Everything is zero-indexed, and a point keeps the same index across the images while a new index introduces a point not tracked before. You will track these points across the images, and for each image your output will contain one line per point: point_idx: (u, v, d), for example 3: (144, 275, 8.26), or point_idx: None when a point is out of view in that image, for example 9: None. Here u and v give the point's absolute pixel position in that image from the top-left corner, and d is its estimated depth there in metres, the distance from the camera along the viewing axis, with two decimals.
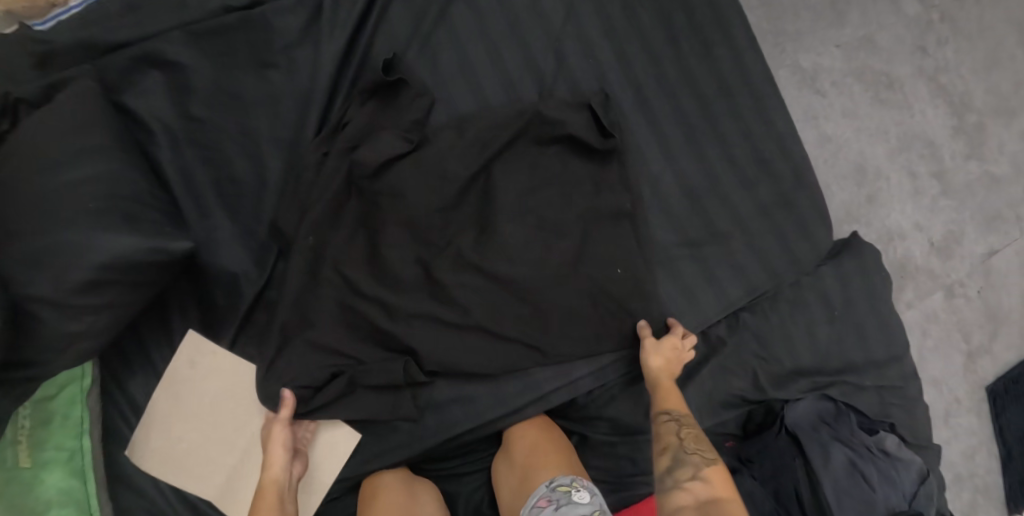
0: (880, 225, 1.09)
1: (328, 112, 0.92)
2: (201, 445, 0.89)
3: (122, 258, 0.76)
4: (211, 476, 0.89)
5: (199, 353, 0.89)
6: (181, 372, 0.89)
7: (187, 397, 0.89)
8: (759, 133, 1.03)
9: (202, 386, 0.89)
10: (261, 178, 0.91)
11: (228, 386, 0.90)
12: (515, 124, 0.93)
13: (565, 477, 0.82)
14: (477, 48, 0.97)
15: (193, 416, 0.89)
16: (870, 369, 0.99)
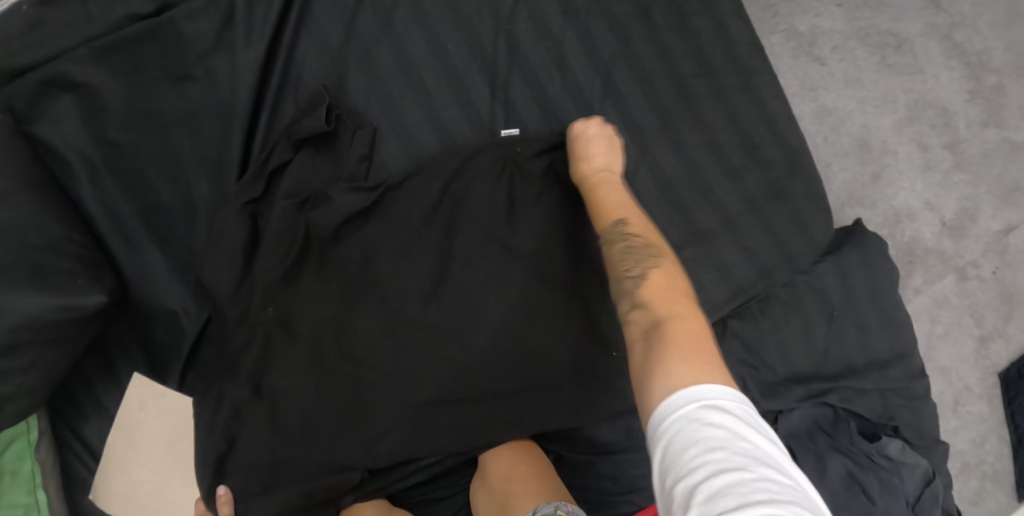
0: (886, 206, 1.00)
1: (255, 144, 0.85)
2: (162, 487, 0.83)
3: (37, 318, 0.70)
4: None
5: (149, 395, 0.83)
6: (131, 416, 0.83)
7: (143, 442, 0.83)
8: (747, 113, 0.92)
9: (159, 427, 0.83)
10: (189, 204, 0.83)
11: (181, 426, 0.84)
12: (465, 158, 0.86)
13: (549, 505, 0.74)
14: (417, 42, 0.89)
15: (151, 459, 0.83)
16: (872, 371, 0.91)
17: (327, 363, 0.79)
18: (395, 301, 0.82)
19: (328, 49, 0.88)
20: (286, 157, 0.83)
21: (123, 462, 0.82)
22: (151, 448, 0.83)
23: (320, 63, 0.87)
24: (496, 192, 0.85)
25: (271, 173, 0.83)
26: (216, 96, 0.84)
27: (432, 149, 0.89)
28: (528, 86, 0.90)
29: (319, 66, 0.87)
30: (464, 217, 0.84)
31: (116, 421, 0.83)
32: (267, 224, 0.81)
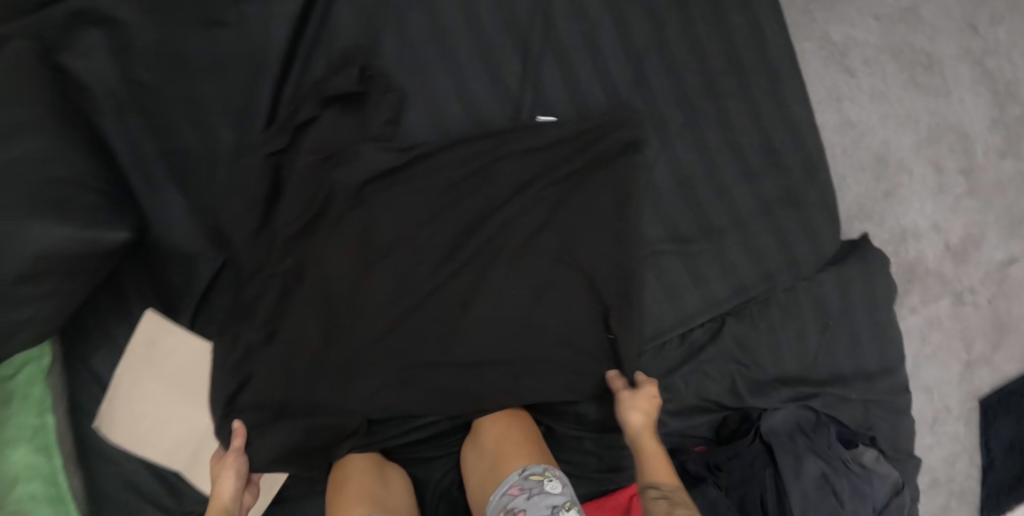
0: (895, 223, 1.02)
1: (281, 99, 0.85)
2: (166, 422, 0.86)
3: (62, 248, 0.71)
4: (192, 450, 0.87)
5: (159, 332, 0.86)
6: (142, 351, 0.86)
7: (154, 372, 0.86)
8: (771, 117, 0.93)
9: (170, 359, 0.86)
10: (211, 148, 0.84)
11: (190, 364, 0.87)
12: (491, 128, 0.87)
13: (538, 466, 0.79)
14: (454, 10, 0.89)
15: (159, 393, 0.86)
16: (859, 381, 0.95)
17: (340, 319, 0.81)
18: (414, 264, 0.83)
19: (361, 7, 0.87)
20: (313, 113, 0.83)
21: (134, 391, 0.85)
22: (162, 378, 0.86)
23: (353, 20, 0.87)
24: (516, 170, 0.86)
25: (297, 127, 0.83)
26: (250, 44, 0.84)
27: (459, 121, 0.89)
28: (558, 67, 0.91)
29: (351, 23, 0.87)
30: (483, 192, 0.85)
31: (126, 353, 0.85)
32: (289, 179, 0.82)
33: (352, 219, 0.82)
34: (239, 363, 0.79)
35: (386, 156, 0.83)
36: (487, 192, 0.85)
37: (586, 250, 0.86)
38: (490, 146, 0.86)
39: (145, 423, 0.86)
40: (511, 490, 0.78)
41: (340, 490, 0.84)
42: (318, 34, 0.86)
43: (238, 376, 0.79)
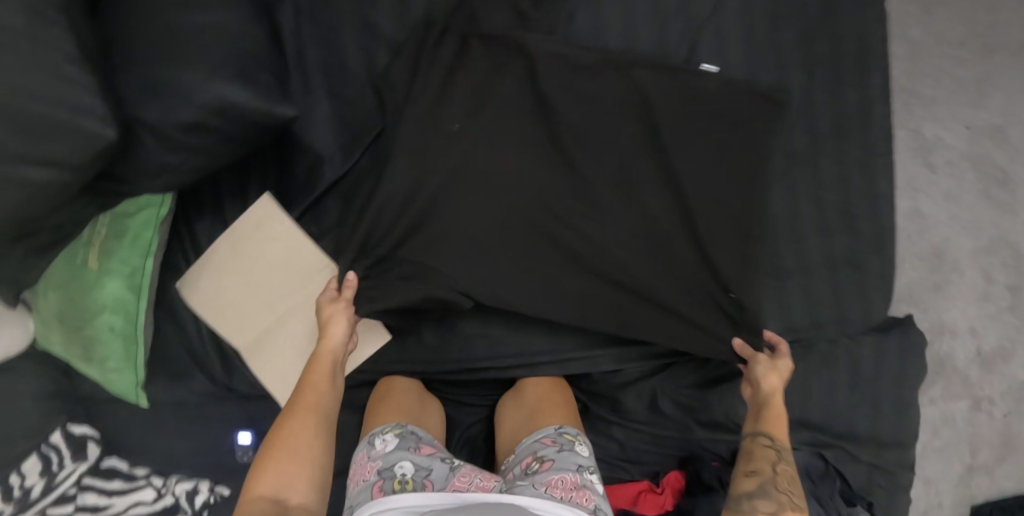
0: (936, 316, 1.09)
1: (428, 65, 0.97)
2: (244, 300, 0.96)
3: (229, 107, 0.85)
4: (244, 335, 0.96)
5: (269, 218, 0.95)
6: (248, 231, 0.95)
7: (250, 252, 0.95)
8: (857, 186, 0.97)
9: (269, 248, 0.96)
10: (370, 73, 0.96)
11: (285, 254, 0.96)
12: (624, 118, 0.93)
13: (573, 428, 0.88)
14: (612, 12, 0.95)
15: (247, 271, 0.96)
16: (870, 445, 1.01)
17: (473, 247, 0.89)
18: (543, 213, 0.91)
19: None
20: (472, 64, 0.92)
21: (226, 259, 0.96)
22: (253, 261, 0.96)
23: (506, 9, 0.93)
24: (649, 162, 0.93)
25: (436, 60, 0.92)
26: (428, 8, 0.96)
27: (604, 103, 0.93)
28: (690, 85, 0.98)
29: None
30: (611, 167, 0.92)
31: (235, 224, 0.95)
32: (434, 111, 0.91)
33: (481, 152, 0.91)
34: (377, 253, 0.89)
35: (523, 107, 0.92)
36: (612, 167, 0.92)
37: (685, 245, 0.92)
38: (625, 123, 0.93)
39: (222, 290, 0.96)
40: (544, 440, 0.86)
41: (385, 398, 0.96)
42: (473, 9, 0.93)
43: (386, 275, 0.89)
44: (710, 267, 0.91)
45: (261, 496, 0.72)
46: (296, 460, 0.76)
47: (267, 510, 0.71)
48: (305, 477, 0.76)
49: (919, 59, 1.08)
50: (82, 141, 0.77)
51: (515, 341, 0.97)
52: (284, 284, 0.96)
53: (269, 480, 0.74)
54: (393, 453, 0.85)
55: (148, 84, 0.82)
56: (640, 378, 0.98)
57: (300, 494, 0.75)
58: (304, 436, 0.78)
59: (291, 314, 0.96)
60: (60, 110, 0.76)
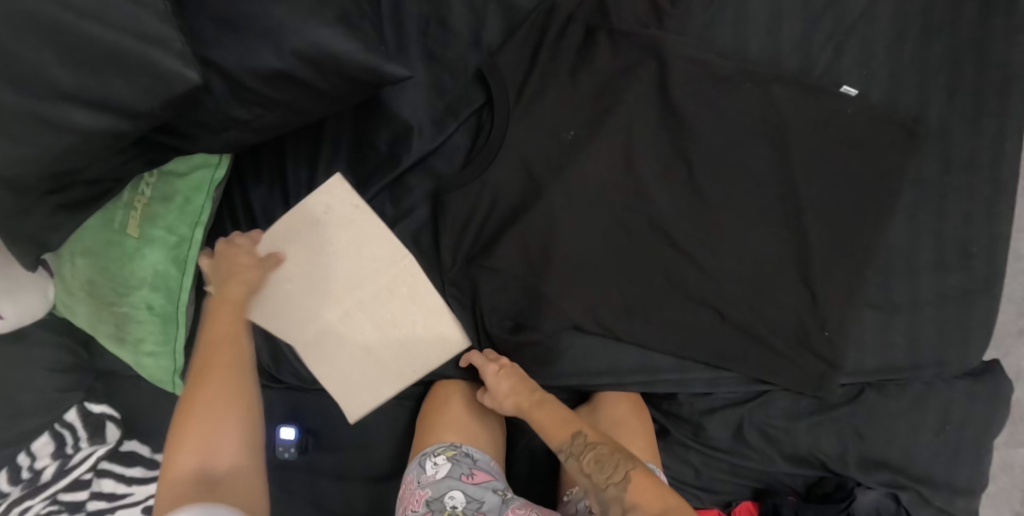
0: (1016, 361, 1.06)
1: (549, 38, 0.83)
2: (302, 294, 0.82)
3: (322, 58, 0.66)
4: (296, 329, 0.83)
5: (340, 202, 0.80)
6: (316, 216, 0.80)
7: (315, 239, 0.81)
8: (979, 224, 0.90)
9: (339, 235, 0.81)
10: (475, 38, 0.81)
11: (355, 243, 0.81)
12: (757, 127, 0.82)
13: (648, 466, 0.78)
14: (761, 3, 0.83)
15: (308, 262, 0.81)
16: (944, 490, 0.94)
17: (574, 264, 0.82)
18: (652, 229, 0.83)
19: None
20: (597, 46, 0.80)
21: (287, 242, 0.80)
22: (315, 250, 0.81)
23: None
24: (776, 179, 0.84)
25: (554, 39, 0.80)
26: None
27: (740, 103, 0.82)
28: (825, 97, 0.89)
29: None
30: (739, 187, 0.83)
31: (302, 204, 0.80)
32: (548, 99, 0.80)
33: (601, 147, 0.81)
34: (480, 256, 0.82)
35: (652, 98, 0.81)
36: (739, 187, 0.83)
37: (799, 272, 0.85)
38: (757, 131, 0.83)
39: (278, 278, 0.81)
40: None
41: (439, 409, 0.86)
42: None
43: (495, 282, 0.83)
44: (819, 303, 0.85)
45: (186, 466, 0.64)
46: (217, 413, 0.68)
47: (188, 477, 0.63)
48: (231, 433, 0.67)
49: None
50: (155, 79, 0.58)
51: (606, 358, 0.86)
52: (354, 278, 0.82)
53: (188, 447, 0.65)
54: (444, 481, 0.77)
55: (226, 17, 0.64)
56: (727, 405, 0.91)
57: (227, 461, 0.66)
58: (218, 387, 0.69)
59: (358, 310, 0.83)
60: (126, 36, 0.57)
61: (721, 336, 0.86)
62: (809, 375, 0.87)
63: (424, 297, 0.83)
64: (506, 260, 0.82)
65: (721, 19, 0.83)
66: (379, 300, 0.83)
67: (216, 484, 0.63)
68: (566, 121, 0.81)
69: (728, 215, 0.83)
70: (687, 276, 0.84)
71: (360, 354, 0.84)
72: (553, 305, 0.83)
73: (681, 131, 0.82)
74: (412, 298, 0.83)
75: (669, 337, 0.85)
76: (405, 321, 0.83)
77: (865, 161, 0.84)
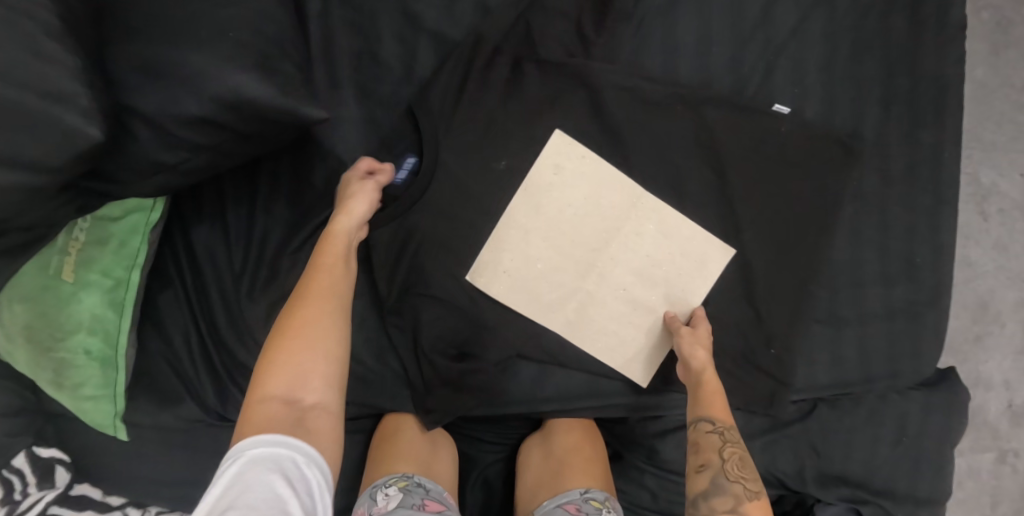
0: (973, 367, 1.06)
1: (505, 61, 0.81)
2: (561, 263, 0.82)
3: (242, 102, 0.67)
4: (601, 316, 0.83)
5: (566, 157, 0.81)
6: (545, 178, 0.81)
7: (585, 205, 0.81)
8: (922, 234, 0.90)
9: (580, 192, 0.81)
10: (407, 70, 0.82)
11: (592, 193, 0.81)
12: (692, 149, 0.83)
13: (601, 493, 0.78)
14: (687, 28, 0.85)
15: (571, 233, 0.82)
16: (907, 503, 0.92)
17: (518, 292, 0.82)
18: (597, 253, 0.82)
19: None
20: (527, 77, 0.81)
21: (511, 237, 0.81)
22: (593, 212, 0.82)
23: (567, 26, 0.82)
24: (714, 198, 0.84)
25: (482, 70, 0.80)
26: (479, 20, 0.82)
27: (672, 125, 0.83)
28: None
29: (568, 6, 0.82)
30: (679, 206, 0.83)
31: (529, 178, 0.81)
32: (481, 130, 0.81)
33: (536, 173, 0.81)
34: (418, 286, 0.81)
35: (583, 126, 0.82)
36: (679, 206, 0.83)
37: (742, 289, 0.85)
38: (692, 152, 0.83)
39: (498, 267, 0.82)
40: (567, 506, 0.77)
41: (390, 441, 0.85)
42: (530, 25, 0.81)
43: (437, 310, 0.82)
44: (763, 322, 0.86)
45: (274, 398, 0.62)
46: (316, 360, 0.64)
47: (281, 413, 0.61)
48: (322, 373, 0.64)
49: (984, 101, 1.03)
50: (58, 138, 0.58)
51: (552, 383, 0.85)
52: (573, 195, 0.81)
53: (281, 375, 0.63)
54: (395, 511, 0.74)
55: (147, 65, 0.64)
56: (682, 426, 0.88)
57: (314, 393, 0.63)
58: (327, 331, 0.66)
59: (616, 245, 0.82)
60: (31, 94, 0.57)
61: (666, 355, 0.85)
62: (757, 390, 0.87)
63: (677, 229, 0.83)
64: (446, 290, 0.81)
65: (649, 46, 0.84)
66: (656, 256, 0.83)
67: (301, 417, 0.62)
68: (498, 148, 0.81)
69: (668, 236, 0.83)
70: (632, 301, 0.83)
71: (628, 301, 0.83)
72: (496, 334, 0.83)
73: (614, 155, 0.82)
74: (635, 209, 0.82)
75: (612, 362, 0.85)
76: (665, 257, 0.83)
77: (801, 177, 0.85)
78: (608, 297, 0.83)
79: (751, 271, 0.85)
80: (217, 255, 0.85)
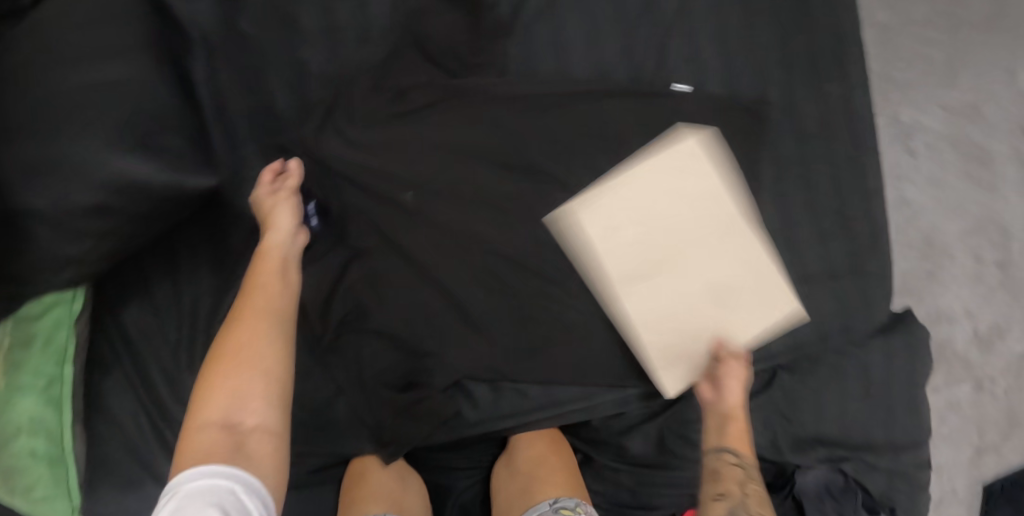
0: (933, 304, 1.05)
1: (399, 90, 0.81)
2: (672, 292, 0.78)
3: (126, 185, 0.68)
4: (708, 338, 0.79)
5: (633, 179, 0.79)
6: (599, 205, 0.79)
7: (639, 213, 0.78)
8: (847, 184, 0.90)
9: (622, 199, 0.78)
10: (302, 117, 0.82)
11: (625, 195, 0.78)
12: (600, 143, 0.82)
13: (571, 500, 0.78)
14: (571, 26, 0.86)
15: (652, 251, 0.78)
16: (887, 451, 0.91)
17: (458, 315, 0.81)
18: (526, 262, 0.81)
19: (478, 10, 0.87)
20: (423, 103, 0.81)
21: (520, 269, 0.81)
22: (634, 211, 0.78)
23: (452, 45, 0.82)
24: None
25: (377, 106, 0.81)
26: (364, 58, 0.82)
27: (574, 123, 0.82)
28: None
29: (450, 24, 0.82)
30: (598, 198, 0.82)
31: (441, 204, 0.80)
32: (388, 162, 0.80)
33: (450, 196, 0.81)
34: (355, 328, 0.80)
35: (485, 140, 0.81)
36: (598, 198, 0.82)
37: None
38: (600, 146, 0.82)
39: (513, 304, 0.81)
40: None
41: (359, 487, 0.82)
42: (415, 52, 0.82)
43: (375, 346, 0.80)
44: None
45: (211, 422, 0.58)
46: (253, 380, 0.61)
47: (218, 437, 0.57)
48: (262, 393, 0.61)
49: (889, 41, 1.05)
50: None
51: (506, 400, 0.83)
52: (675, 219, 0.78)
53: (218, 399, 0.59)
54: None
55: (29, 165, 0.66)
56: (645, 419, 0.87)
57: (254, 414, 0.60)
58: (266, 353, 0.64)
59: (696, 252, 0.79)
60: None
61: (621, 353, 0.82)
62: None
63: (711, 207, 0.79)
64: (382, 327, 0.80)
65: (538, 51, 0.85)
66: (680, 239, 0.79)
67: (240, 439, 0.57)
68: (407, 176, 0.80)
69: None
70: (576, 303, 0.82)
71: (679, 295, 0.78)
72: (439, 359, 0.81)
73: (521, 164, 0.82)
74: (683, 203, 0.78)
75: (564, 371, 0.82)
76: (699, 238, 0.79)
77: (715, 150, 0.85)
78: (670, 300, 0.78)
79: None
80: (149, 335, 0.82)
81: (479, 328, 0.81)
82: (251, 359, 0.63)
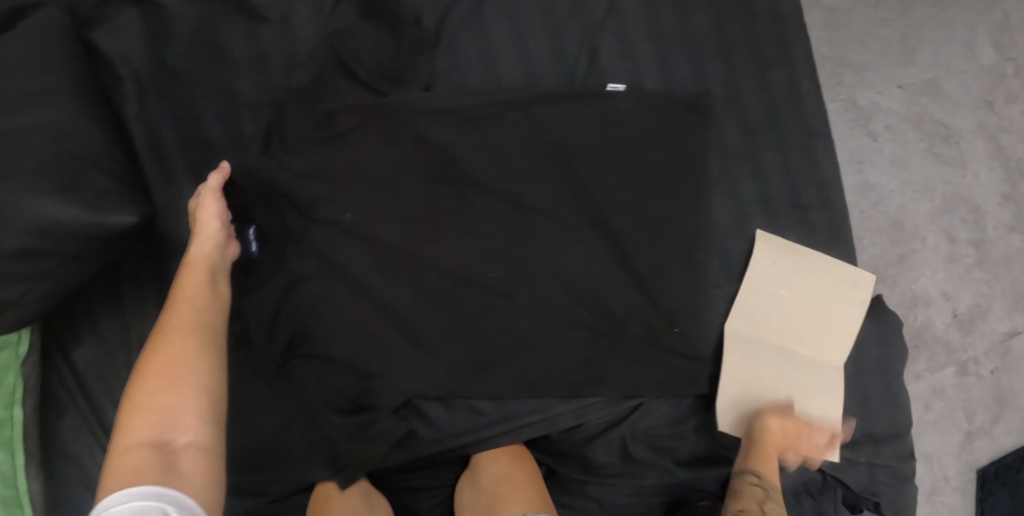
0: (906, 288, 1.02)
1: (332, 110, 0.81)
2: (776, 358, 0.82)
3: (53, 227, 0.68)
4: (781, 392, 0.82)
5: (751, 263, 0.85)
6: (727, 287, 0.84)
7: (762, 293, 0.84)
8: (800, 171, 0.88)
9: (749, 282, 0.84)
10: (235, 141, 0.82)
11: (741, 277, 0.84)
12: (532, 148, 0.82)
13: None
14: (500, 36, 0.87)
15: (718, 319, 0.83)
16: (866, 445, 0.86)
17: (404, 331, 0.79)
18: (471, 274, 0.80)
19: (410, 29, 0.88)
20: (355, 122, 0.81)
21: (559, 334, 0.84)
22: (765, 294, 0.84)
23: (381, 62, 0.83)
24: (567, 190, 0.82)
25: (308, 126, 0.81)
26: (295, 81, 0.83)
27: (509, 131, 0.82)
28: None
29: (379, 43, 0.83)
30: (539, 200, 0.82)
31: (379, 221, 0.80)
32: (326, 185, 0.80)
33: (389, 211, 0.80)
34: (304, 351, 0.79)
35: (418, 154, 0.81)
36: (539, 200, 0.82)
37: (628, 272, 0.82)
38: (535, 150, 0.82)
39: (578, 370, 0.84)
40: None
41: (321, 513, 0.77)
42: (345, 71, 0.82)
43: (322, 369, 0.79)
44: (658, 303, 0.82)
45: (139, 443, 0.56)
46: (183, 397, 0.60)
47: (149, 458, 0.55)
48: (193, 410, 0.59)
49: (839, 26, 1.08)
50: None
51: (459, 414, 0.81)
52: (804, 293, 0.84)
53: (146, 419, 0.57)
54: None
55: None
56: (606, 427, 0.83)
57: (187, 431, 0.58)
58: (194, 367, 0.62)
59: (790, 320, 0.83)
60: None
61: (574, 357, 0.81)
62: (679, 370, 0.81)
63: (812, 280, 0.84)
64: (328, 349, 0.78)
65: (472, 62, 0.86)
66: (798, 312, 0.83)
67: (172, 458, 0.56)
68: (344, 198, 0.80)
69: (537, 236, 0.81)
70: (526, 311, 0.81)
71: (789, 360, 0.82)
72: (387, 379, 0.79)
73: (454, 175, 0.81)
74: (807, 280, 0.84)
75: (517, 383, 0.80)
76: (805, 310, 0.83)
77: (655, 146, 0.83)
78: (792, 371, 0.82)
79: (630, 251, 0.82)
80: (97, 370, 0.82)
81: (427, 343, 0.79)
82: (180, 375, 0.61)
